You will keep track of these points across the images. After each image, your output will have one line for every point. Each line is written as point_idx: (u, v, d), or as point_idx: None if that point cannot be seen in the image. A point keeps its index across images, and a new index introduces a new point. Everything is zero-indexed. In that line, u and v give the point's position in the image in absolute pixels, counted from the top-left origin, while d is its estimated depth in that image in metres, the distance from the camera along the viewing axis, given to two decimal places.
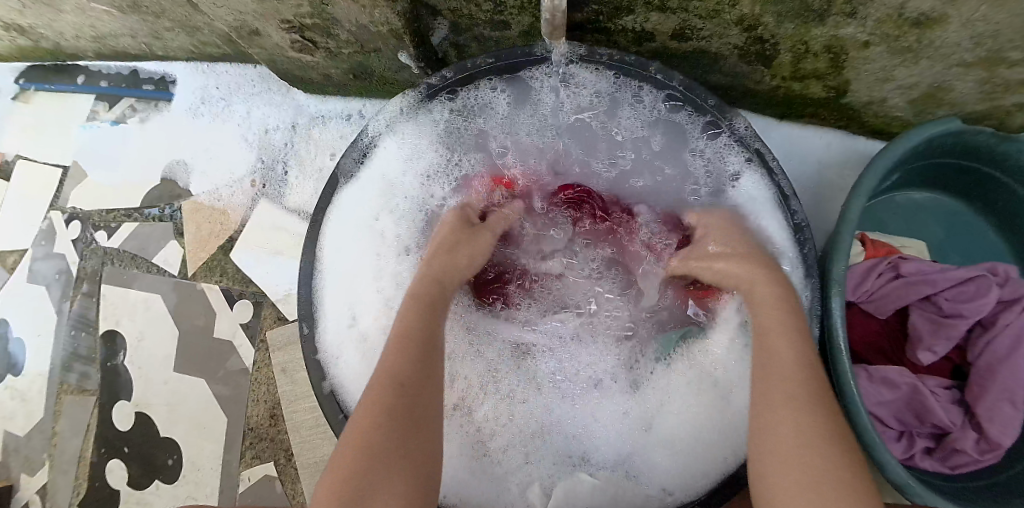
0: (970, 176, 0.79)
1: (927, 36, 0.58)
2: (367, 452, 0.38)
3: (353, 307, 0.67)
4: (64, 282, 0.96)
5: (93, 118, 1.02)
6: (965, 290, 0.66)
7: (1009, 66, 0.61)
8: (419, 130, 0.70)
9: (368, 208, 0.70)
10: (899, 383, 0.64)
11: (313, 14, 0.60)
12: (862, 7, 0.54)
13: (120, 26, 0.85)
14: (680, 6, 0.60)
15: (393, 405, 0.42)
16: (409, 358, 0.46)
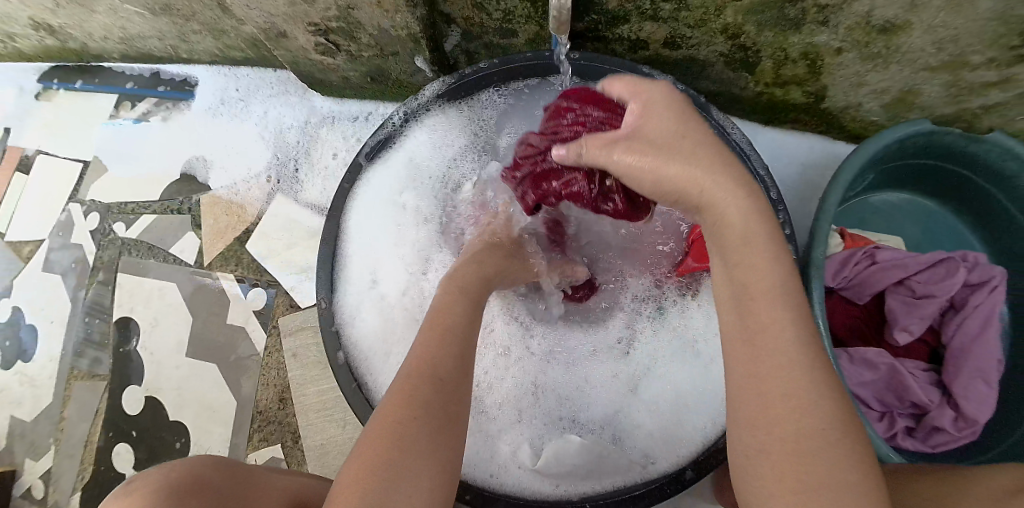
0: (942, 178, 0.85)
1: (894, 42, 0.65)
2: (392, 434, 0.37)
3: (373, 270, 0.71)
4: (80, 271, 1.00)
5: (115, 116, 1.07)
6: (936, 272, 0.72)
7: (972, 69, 0.67)
8: (448, 121, 0.74)
9: (395, 186, 0.74)
10: (878, 363, 0.69)
11: (340, 17, 0.66)
12: (832, 16, 0.62)
13: (150, 28, 0.91)
14: (670, 15, 0.68)
15: (423, 388, 0.40)
16: (446, 347, 0.45)
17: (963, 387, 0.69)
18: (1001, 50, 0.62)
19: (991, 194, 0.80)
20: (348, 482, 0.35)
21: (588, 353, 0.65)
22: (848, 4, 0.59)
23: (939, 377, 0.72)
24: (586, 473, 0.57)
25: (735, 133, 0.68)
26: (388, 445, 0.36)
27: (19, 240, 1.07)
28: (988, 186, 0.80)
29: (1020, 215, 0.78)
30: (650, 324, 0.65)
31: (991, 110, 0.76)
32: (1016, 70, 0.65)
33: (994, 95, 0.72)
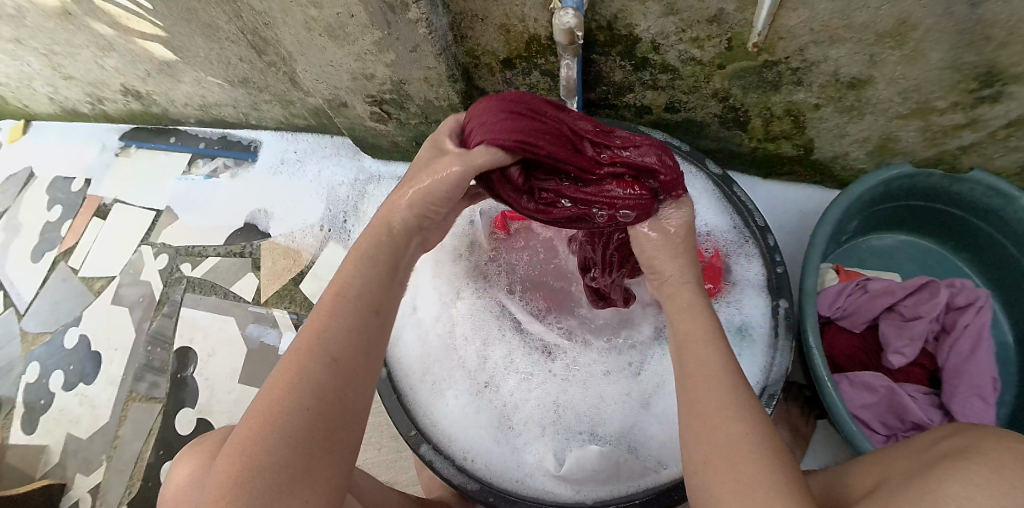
0: (936, 218, 0.96)
1: (864, 95, 0.77)
2: (265, 434, 0.36)
3: (415, 299, 0.79)
4: (146, 304, 1.12)
5: (188, 172, 1.23)
6: (920, 297, 0.83)
7: (939, 114, 0.78)
8: None
9: None
10: (876, 386, 0.79)
11: (393, 90, 0.81)
12: (805, 76, 0.75)
13: (227, 97, 1.08)
14: (668, 84, 0.82)
15: (308, 377, 0.39)
16: (335, 329, 0.43)
17: (961, 405, 0.77)
18: (962, 94, 0.72)
19: (981, 229, 0.91)
20: (218, 483, 0.35)
21: (604, 373, 0.73)
22: (816, 66, 0.73)
23: (938, 399, 0.80)
24: (606, 478, 0.63)
25: (710, 167, 0.78)
26: (259, 442, 0.36)
27: (92, 276, 1.20)
28: (977, 221, 0.90)
29: (1013, 248, 0.88)
30: (661, 350, 0.72)
31: (968, 151, 0.84)
32: (982, 111, 0.74)
33: (966, 136, 0.81)
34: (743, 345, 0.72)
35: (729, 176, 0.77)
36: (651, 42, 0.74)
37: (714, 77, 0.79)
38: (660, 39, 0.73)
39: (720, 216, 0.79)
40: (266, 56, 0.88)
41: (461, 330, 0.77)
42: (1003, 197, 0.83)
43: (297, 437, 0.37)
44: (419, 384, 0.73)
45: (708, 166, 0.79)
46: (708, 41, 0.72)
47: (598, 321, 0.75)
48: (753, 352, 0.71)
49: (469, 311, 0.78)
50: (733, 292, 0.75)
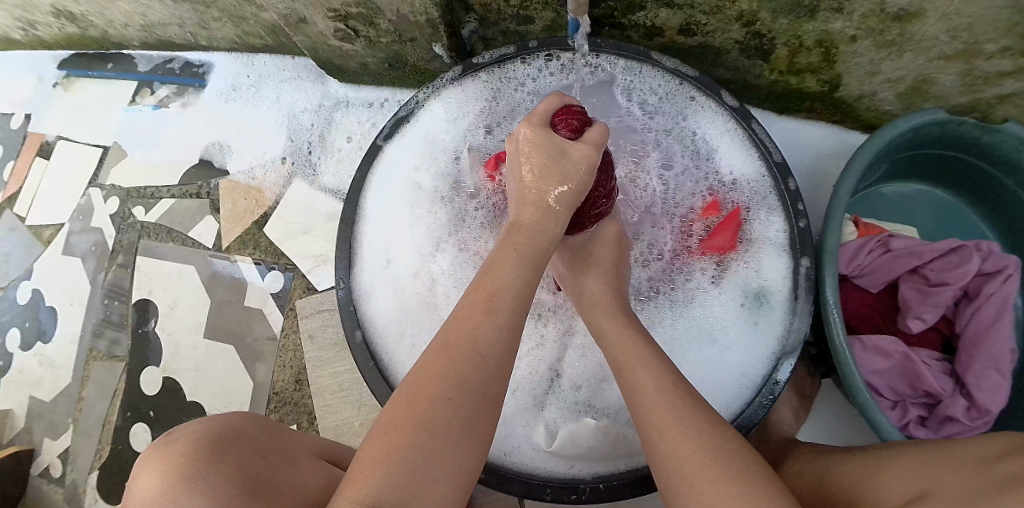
0: (962, 169, 0.87)
1: (909, 29, 0.66)
2: (417, 421, 0.34)
3: (388, 248, 0.68)
4: (99, 254, 1.02)
5: (136, 102, 1.09)
6: (949, 260, 0.75)
7: (986, 58, 0.67)
8: (467, 107, 0.71)
9: (411, 162, 0.71)
10: (891, 351, 0.72)
11: (360, 3, 0.68)
12: (847, 3, 0.63)
13: (170, 15, 0.93)
14: (686, 2, 0.70)
15: (459, 365, 0.37)
16: (499, 323, 0.40)
17: (976, 376, 0.72)
18: (1017, 38, 0.62)
19: (1008, 187, 0.82)
20: (378, 446, 0.33)
21: None
22: None
23: (952, 366, 0.75)
24: (604, 455, 0.56)
25: (729, 101, 0.66)
26: (420, 424, 0.34)
27: (40, 223, 1.08)
28: (1006, 178, 0.81)
29: None
30: None
31: (1007, 100, 0.75)
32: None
33: (1008, 84, 0.71)
34: (760, 313, 0.64)
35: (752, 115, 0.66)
36: None
37: None
38: None
39: (744, 161, 0.68)
40: None
41: (443, 287, 0.67)
42: None
43: (445, 436, 0.34)
44: (395, 349, 0.63)
45: (725, 99, 0.67)
46: None
47: None
48: (769, 319, 0.63)
49: (450, 266, 0.68)
50: (752, 250, 0.66)
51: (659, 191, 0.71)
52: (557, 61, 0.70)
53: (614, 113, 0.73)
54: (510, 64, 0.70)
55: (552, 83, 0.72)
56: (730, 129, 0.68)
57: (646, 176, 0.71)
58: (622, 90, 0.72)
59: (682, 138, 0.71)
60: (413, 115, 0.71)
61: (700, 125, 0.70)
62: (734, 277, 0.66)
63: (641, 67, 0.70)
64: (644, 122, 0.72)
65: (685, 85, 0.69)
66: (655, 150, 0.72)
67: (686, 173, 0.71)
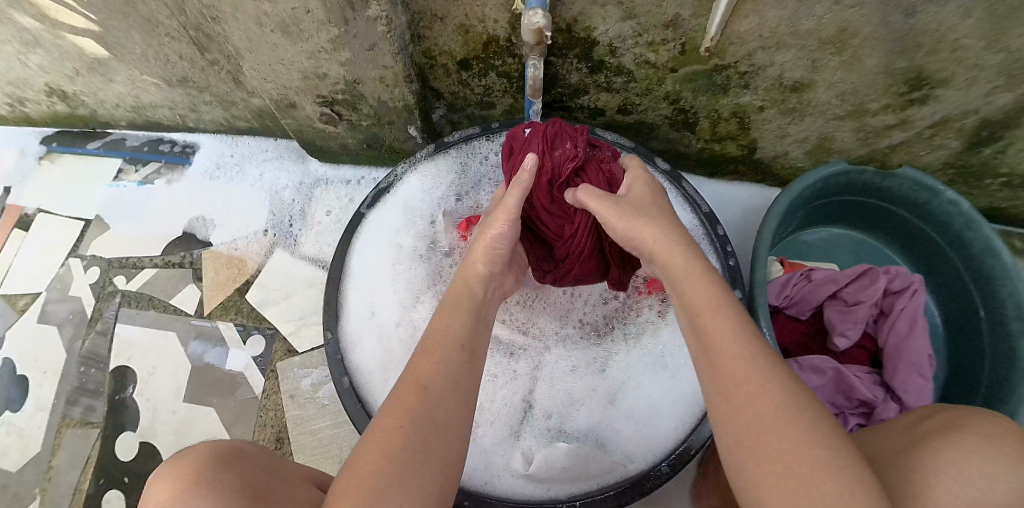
0: (868, 212, 1.03)
1: (805, 97, 0.82)
2: (382, 447, 0.41)
3: (372, 303, 0.75)
4: (77, 322, 1.03)
5: (120, 178, 1.14)
6: (860, 283, 0.89)
7: (872, 115, 0.84)
8: (440, 178, 0.81)
9: (391, 225, 0.79)
10: (825, 368, 0.83)
11: (346, 90, 0.80)
12: (752, 80, 0.79)
13: (164, 98, 1.02)
14: (622, 87, 0.85)
15: (412, 398, 0.44)
16: (444, 359, 0.48)
17: (902, 382, 0.83)
18: (894, 96, 0.79)
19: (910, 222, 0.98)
20: (353, 477, 0.40)
21: (571, 369, 0.69)
22: (762, 70, 0.77)
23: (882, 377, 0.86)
24: (577, 476, 0.62)
25: (662, 166, 0.80)
26: (384, 450, 0.41)
27: (13, 292, 1.09)
28: (908, 214, 0.97)
29: (939, 238, 0.95)
30: (626, 342, 0.70)
31: (897, 149, 0.92)
32: (910, 112, 0.81)
33: (897, 135, 0.88)
34: None
35: (681, 175, 0.79)
36: (608, 45, 0.75)
37: (667, 79, 0.81)
38: (616, 42, 0.74)
39: (677, 213, 0.79)
40: (209, 52, 0.85)
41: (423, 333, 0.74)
42: (928, 190, 0.89)
43: (408, 452, 0.41)
44: (381, 394, 0.69)
45: (657, 163, 0.80)
46: (664, 46, 0.74)
47: (564, 317, 0.72)
48: None
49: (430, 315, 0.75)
50: None
51: None
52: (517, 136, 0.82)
53: None
54: (476, 143, 0.81)
55: None
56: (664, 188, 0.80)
57: None
58: None
59: None
60: (394, 185, 0.80)
61: None
62: None
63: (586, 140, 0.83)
64: None
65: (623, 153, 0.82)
66: None
67: None
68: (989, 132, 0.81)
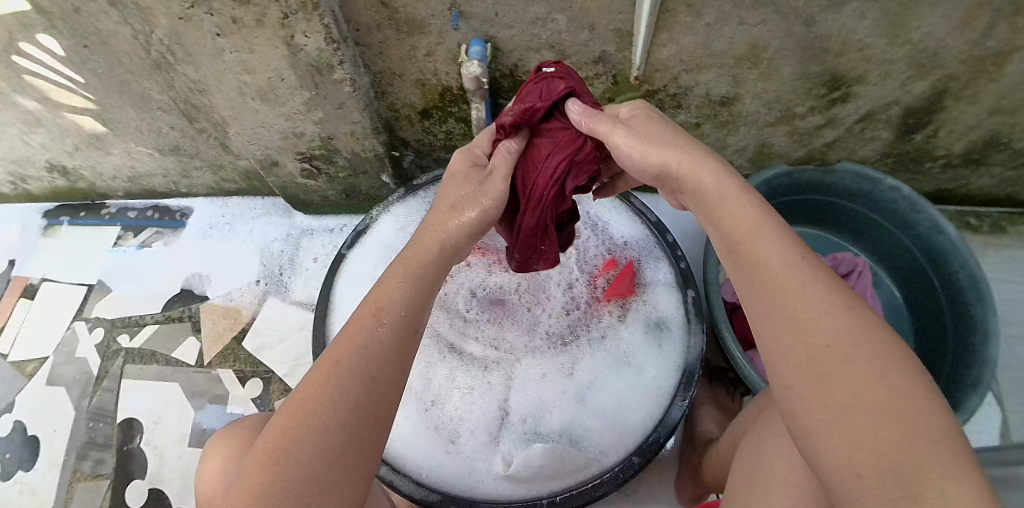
0: (822, 209, 1.09)
1: (735, 110, 0.89)
2: (299, 429, 0.42)
3: None
4: (83, 382, 1.08)
5: (119, 243, 1.22)
6: None
7: (799, 118, 0.89)
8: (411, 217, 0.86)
9: (368, 263, 0.83)
10: None
11: (321, 146, 0.89)
12: (682, 100, 0.88)
13: (157, 166, 1.11)
14: None
15: (343, 383, 0.43)
16: (379, 339, 0.46)
17: None
18: (817, 99, 0.85)
19: (858, 212, 1.04)
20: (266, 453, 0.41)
21: (541, 375, 0.76)
22: (690, 90, 0.85)
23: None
24: (554, 473, 0.68)
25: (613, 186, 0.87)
26: (301, 433, 0.42)
27: (22, 358, 1.14)
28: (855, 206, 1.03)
29: (888, 224, 1.01)
30: (589, 347, 0.77)
31: (834, 147, 0.97)
32: (835, 110, 0.87)
33: (828, 134, 0.93)
34: (662, 338, 0.76)
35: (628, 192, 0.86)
36: None
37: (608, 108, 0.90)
38: None
39: (629, 226, 0.84)
40: (198, 122, 0.95)
41: None
42: (868, 180, 0.95)
43: (327, 440, 0.41)
44: None
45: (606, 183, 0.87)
46: (597, 80, 0.84)
47: (533, 330, 0.79)
48: (670, 342, 0.75)
49: None
50: (647, 289, 0.80)
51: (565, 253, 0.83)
52: None
53: None
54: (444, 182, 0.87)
55: None
56: (616, 204, 0.86)
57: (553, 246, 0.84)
58: None
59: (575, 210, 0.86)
60: (368, 227, 0.84)
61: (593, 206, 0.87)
62: (638, 313, 0.78)
63: None
64: None
65: None
66: None
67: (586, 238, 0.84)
68: (915, 119, 0.87)
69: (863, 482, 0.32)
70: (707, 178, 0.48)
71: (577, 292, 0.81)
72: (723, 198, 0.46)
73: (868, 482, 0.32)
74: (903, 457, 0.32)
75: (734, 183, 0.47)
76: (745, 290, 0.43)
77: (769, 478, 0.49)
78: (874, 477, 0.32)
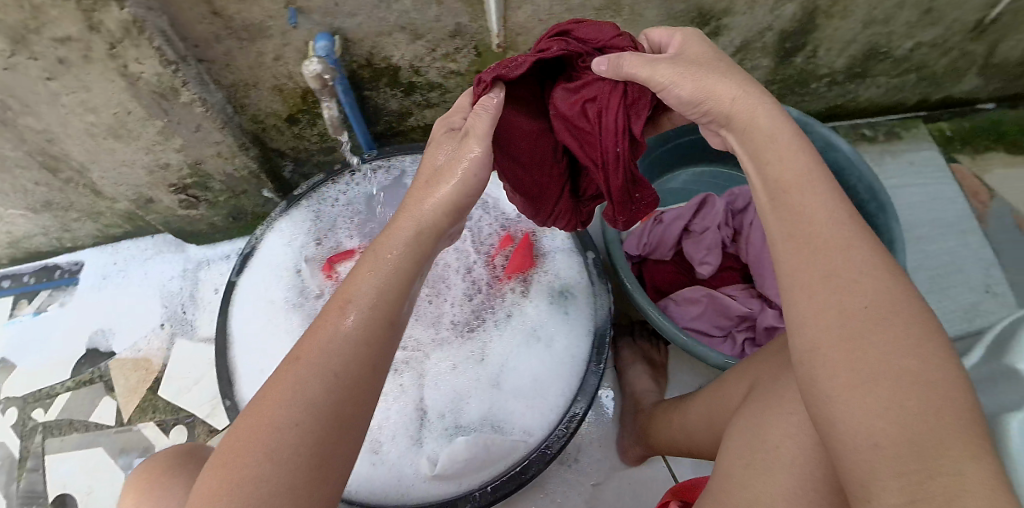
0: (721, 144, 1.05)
1: None
2: (255, 443, 0.35)
3: (259, 364, 0.75)
4: (8, 467, 0.95)
5: (13, 314, 1.06)
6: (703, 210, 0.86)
7: None
8: (298, 230, 0.81)
9: (261, 286, 0.79)
10: (696, 298, 0.80)
11: (192, 174, 0.84)
12: None
13: (33, 226, 0.96)
14: (439, 100, 0.85)
15: (302, 386, 0.37)
16: (344, 335, 0.39)
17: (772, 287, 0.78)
18: None
19: None
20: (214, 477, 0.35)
21: (453, 367, 0.74)
22: None
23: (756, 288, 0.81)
24: (480, 463, 0.66)
25: None
26: (258, 447, 0.34)
27: None
28: None
29: None
30: (498, 329, 0.75)
31: None
32: (712, 46, 0.83)
33: None
34: (568, 307, 0.75)
35: None
36: (411, 67, 0.77)
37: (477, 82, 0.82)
38: (417, 63, 0.76)
39: None
40: (60, 173, 0.80)
41: None
42: None
43: (282, 455, 0.34)
44: None
45: None
46: (459, 54, 0.76)
47: (439, 323, 0.76)
48: (578, 309, 0.74)
49: None
50: (548, 259, 0.78)
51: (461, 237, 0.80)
52: (358, 168, 0.81)
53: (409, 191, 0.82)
54: (326, 188, 0.81)
55: (358, 186, 0.82)
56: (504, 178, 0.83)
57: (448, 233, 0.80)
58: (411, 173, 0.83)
59: None
60: (256, 247, 0.79)
61: None
62: (542, 286, 0.77)
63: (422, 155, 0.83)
64: None
65: None
66: None
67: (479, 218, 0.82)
68: (792, 43, 0.86)
69: (879, 452, 0.29)
70: (762, 116, 0.43)
71: (478, 275, 0.78)
72: (775, 140, 0.42)
73: (885, 452, 0.28)
74: (926, 430, 0.28)
75: (782, 124, 0.43)
76: (781, 240, 0.38)
77: (774, 458, 0.43)
78: (891, 447, 0.28)
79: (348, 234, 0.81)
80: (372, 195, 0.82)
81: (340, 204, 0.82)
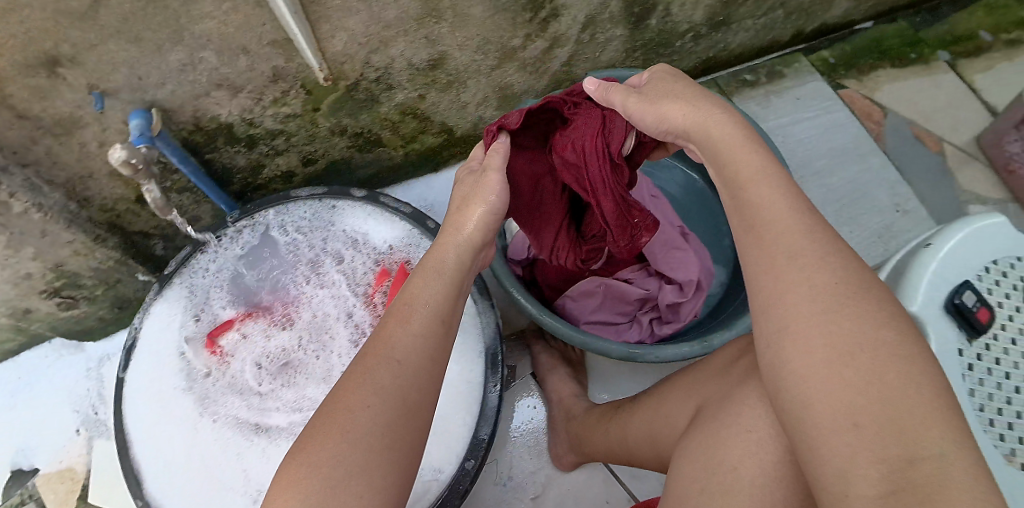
0: None
1: (450, 69, 0.79)
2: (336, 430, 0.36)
3: (158, 458, 0.71)
4: None
5: None
6: None
7: (521, 51, 0.82)
8: (172, 310, 0.76)
9: (147, 376, 0.74)
10: (593, 290, 0.77)
11: (58, 277, 0.80)
12: (389, 80, 0.76)
13: None
14: (285, 145, 0.82)
15: (383, 370, 0.40)
16: (420, 331, 0.43)
17: (665, 262, 0.79)
18: (528, 25, 0.77)
19: None
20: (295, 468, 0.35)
21: None
22: (390, 69, 0.74)
23: (650, 265, 0.82)
24: None
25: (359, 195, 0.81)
26: (340, 430, 0.36)
27: None
28: None
29: None
30: None
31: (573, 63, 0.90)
32: (552, 30, 0.80)
33: (560, 53, 0.86)
34: None
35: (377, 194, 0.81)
36: (242, 121, 0.74)
37: (318, 119, 0.79)
38: (248, 115, 0.73)
39: (389, 229, 0.81)
40: None
41: (215, 459, 0.71)
42: None
43: (368, 437, 0.36)
44: None
45: (354, 194, 0.81)
46: (288, 97, 0.72)
47: (329, 374, 0.75)
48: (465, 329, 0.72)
49: (216, 441, 0.72)
50: None
51: (338, 282, 0.79)
52: (226, 233, 0.79)
53: (280, 245, 0.80)
54: (195, 260, 0.78)
55: (228, 251, 0.79)
56: (370, 211, 0.82)
57: (325, 280, 0.79)
58: (278, 226, 0.81)
59: (334, 233, 0.81)
60: (136, 337, 0.75)
61: (347, 221, 0.81)
62: None
63: (287, 207, 0.81)
64: (305, 241, 0.80)
65: (324, 200, 0.81)
66: (321, 256, 0.80)
67: (354, 257, 0.80)
68: (638, 7, 0.82)
69: (859, 433, 0.29)
70: (714, 127, 0.44)
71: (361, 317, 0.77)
72: (726, 146, 0.43)
73: (865, 432, 0.29)
74: (904, 407, 0.29)
75: (739, 131, 0.44)
76: (743, 237, 0.40)
77: (732, 482, 0.42)
78: (871, 425, 0.29)
79: (225, 302, 0.78)
80: (243, 256, 0.79)
81: (215, 274, 0.78)
